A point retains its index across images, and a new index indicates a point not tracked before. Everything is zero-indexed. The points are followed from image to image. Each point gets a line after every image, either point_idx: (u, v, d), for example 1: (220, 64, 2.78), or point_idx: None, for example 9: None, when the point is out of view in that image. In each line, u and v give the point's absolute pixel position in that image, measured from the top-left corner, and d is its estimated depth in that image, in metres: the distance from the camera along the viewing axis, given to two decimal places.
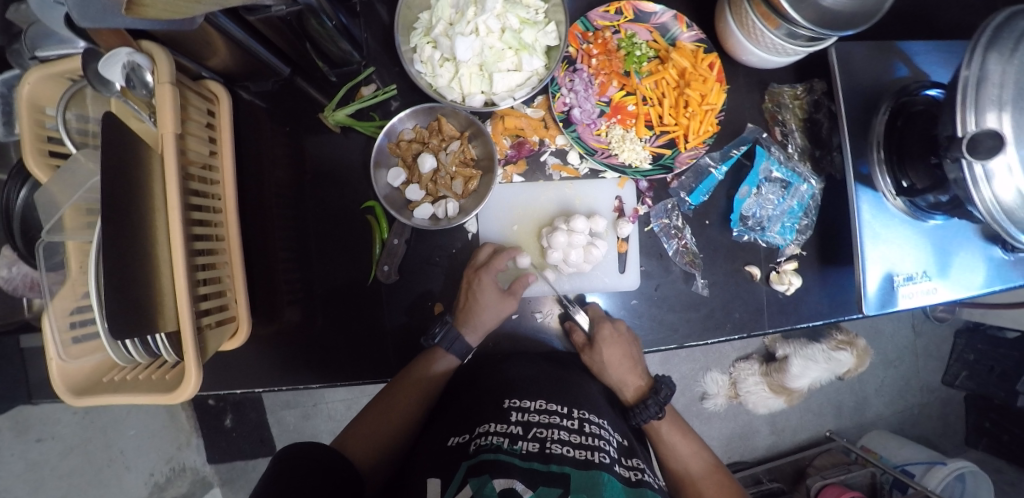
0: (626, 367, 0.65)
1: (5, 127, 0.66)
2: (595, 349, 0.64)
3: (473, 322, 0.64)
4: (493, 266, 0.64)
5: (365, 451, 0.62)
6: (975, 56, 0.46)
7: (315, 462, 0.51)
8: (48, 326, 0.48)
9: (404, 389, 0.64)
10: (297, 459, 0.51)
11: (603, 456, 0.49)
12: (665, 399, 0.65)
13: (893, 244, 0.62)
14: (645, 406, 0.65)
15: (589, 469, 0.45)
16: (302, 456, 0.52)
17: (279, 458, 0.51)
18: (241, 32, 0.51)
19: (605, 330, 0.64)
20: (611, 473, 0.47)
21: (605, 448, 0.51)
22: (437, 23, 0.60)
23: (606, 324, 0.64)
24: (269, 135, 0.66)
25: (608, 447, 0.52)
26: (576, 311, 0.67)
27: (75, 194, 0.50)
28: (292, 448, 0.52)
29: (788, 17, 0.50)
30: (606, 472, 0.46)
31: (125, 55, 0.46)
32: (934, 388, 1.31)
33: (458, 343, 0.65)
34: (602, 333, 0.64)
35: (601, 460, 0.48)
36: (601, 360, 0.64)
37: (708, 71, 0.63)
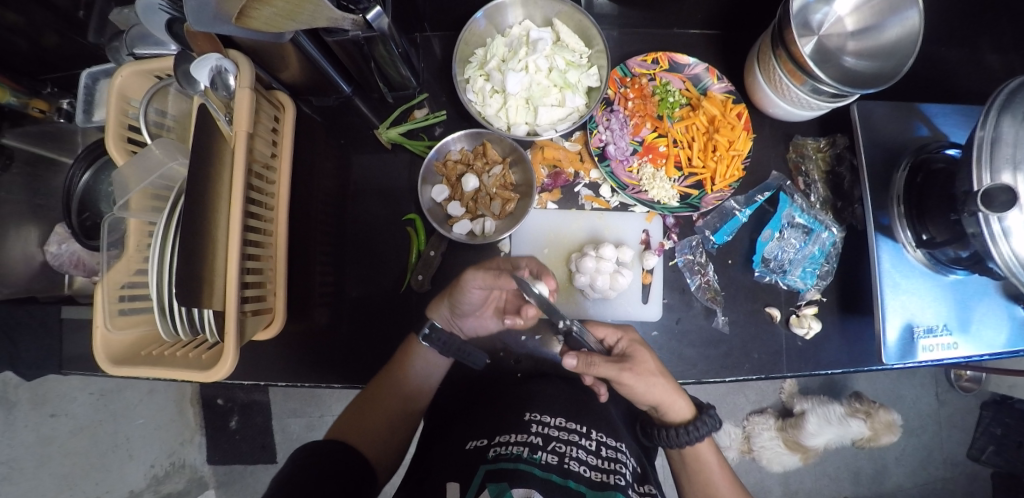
0: (665, 385, 0.57)
1: (85, 115, 0.73)
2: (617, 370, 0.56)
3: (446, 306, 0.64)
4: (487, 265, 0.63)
5: (369, 442, 0.61)
6: (988, 119, 0.50)
7: (323, 465, 0.51)
8: (100, 298, 0.52)
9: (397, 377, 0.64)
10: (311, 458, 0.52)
11: (619, 479, 0.49)
12: (701, 429, 0.58)
13: (912, 295, 0.63)
14: (676, 431, 0.58)
15: (605, 490, 0.46)
16: (308, 462, 0.51)
17: (298, 457, 0.52)
18: (315, 50, 0.57)
19: (639, 355, 0.58)
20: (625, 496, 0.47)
21: (621, 471, 0.51)
22: (491, 58, 0.66)
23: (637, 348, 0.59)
24: (323, 145, 0.72)
25: (625, 470, 0.52)
26: (588, 337, 0.61)
27: (147, 178, 0.56)
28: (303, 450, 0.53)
29: (814, 75, 0.55)
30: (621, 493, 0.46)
31: (214, 59, 0.53)
32: (959, 462, 1.25)
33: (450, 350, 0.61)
34: (633, 351, 0.59)
35: (617, 482, 0.48)
36: (641, 380, 0.55)
37: (737, 120, 0.68)
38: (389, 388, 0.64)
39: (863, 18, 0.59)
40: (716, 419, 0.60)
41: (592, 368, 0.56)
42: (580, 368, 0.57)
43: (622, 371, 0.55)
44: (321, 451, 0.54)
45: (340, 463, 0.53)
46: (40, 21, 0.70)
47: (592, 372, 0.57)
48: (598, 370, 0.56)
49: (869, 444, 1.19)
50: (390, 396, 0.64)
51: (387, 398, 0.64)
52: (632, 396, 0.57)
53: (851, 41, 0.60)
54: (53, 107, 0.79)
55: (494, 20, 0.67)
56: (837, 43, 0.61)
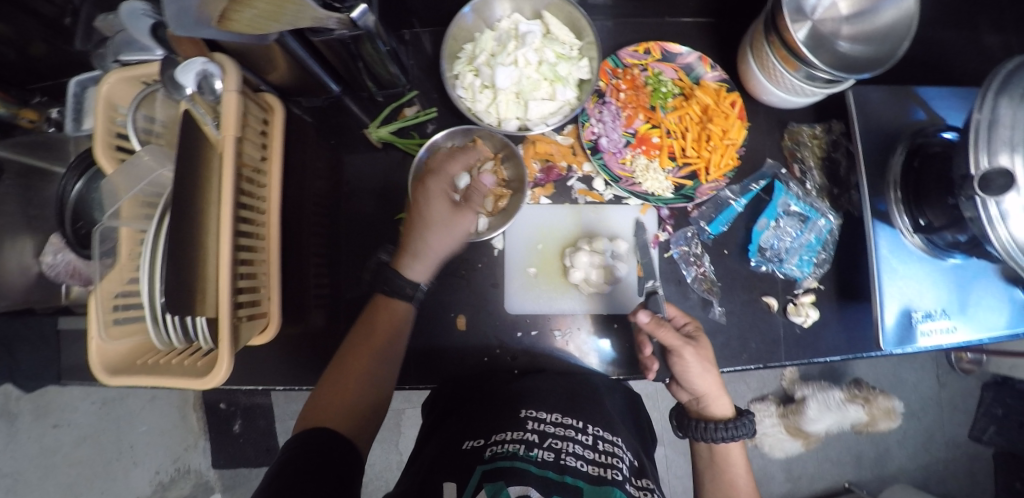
0: (715, 375, 0.58)
1: (75, 123, 0.72)
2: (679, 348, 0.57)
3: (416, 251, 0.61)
4: (444, 168, 0.62)
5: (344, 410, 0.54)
6: (987, 100, 0.49)
7: (303, 458, 0.45)
8: (95, 308, 0.51)
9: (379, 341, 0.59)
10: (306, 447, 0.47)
11: (616, 473, 0.48)
12: (738, 430, 0.58)
13: (910, 280, 0.63)
14: (714, 427, 0.58)
15: (601, 484, 0.45)
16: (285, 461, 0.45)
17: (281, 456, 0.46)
18: (302, 51, 0.56)
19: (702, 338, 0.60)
20: (623, 490, 0.46)
21: (619, 466, 0.50)
22: (480, 53, 0.66)
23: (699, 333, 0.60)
24: (314, 146, 0.71)
25: (622, 464, 0.51)
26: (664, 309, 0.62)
27: (136, 186, 0.56)
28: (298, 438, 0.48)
29: (807, 61, 0.54)
30: (618, 488, 0.46)
31: (201, 64, 0.52)
32: (961, 444, 1.25)
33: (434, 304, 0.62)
34: (699, 336, 0.60)
35: (614, 476, 0.48)
36: (698, 362, 0.57)
37: (730, 109, 0.67)
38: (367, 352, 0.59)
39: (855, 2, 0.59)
40: (753, 424, 0.59)
41: (658, 333, 0.57)
42: (648, 329, 0.58)
43: (686, 344, 0.56)
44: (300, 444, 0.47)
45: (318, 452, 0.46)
46: (28, 31, 0.71)
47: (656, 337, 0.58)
48: (663, 335, 0.57)
49: (867, 429, 1.20)
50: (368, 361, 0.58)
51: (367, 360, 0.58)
52: (683, 375, 0.58)
53: (844, 26, 0.59)
54: (43, 117, 0.78)
55: (483, 14, 0.66)
56: (831, 27, 0.59)
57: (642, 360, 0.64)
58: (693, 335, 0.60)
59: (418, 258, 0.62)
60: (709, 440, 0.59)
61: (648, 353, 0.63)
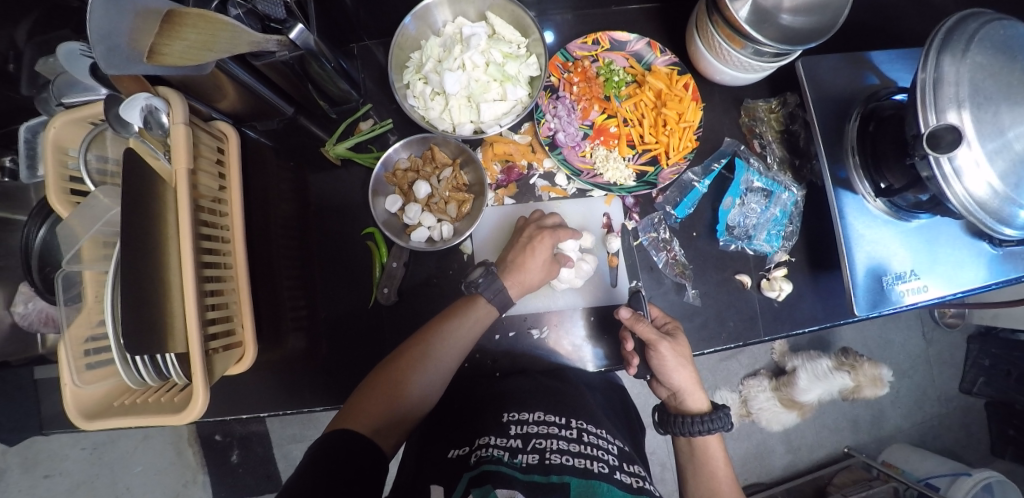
0: (690, 370, 0.60)
1: (29, 171, 0.71)
2: (657, 343, 0.58)
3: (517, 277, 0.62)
4: (558, 232, 0.64)
5: (379, 405, 0.53)
6: (930, 60, 0.50)
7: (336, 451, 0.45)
8: (64, 355, 0.51)
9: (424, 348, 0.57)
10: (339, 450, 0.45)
11: (601, 466, 0.48)
12: (715, 425, 0.59)
13: (878, 244, 0.63)
14: (691, 421, 0.59)
15: (589, 479, 0.45)
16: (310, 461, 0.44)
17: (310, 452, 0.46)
18: (248, 75, 0.55)
19: (677, 332, 0.61)
20: (611, 483, 0.46)
21: (603, 458, 0.50)
22: (428, 60, 0.65)
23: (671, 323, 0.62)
24: (275, 170, 0.71)
25: (608, 455, 0.51)
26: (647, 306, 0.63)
27: (93, 226, 0.54)
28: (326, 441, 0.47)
29: (751, 38, 0.54)
30: (606, 483, 0.46)
31: (143, 99, 0.51)
32: (953, 397, 1.27)
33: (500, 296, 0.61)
34: (676, 332, 0.61)
35: (600, 470, 0.48)
36: (674, 356, 0.59)
37: (683, 91, 0.67)
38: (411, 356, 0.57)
39: None
40: (729, 417, 0.60)
41: (635, 327, 0.59)
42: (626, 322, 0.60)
43: (662, 337, 0.58)
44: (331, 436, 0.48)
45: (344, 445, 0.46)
46: None
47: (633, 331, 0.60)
48: (642, 329, 0.59)
49: (855, 397, 1.20)
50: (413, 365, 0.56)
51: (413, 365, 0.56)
52: (660, 369, 0.60)
53: None
54: None
55: (426, 21, 0.66)
56: (774, 1, 0.59)
57: (625, 354, 0.64)
58: (669, 330, 0.61)
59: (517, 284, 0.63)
60: (686, 435, 0.60)
61: (630, 349, 0.63)
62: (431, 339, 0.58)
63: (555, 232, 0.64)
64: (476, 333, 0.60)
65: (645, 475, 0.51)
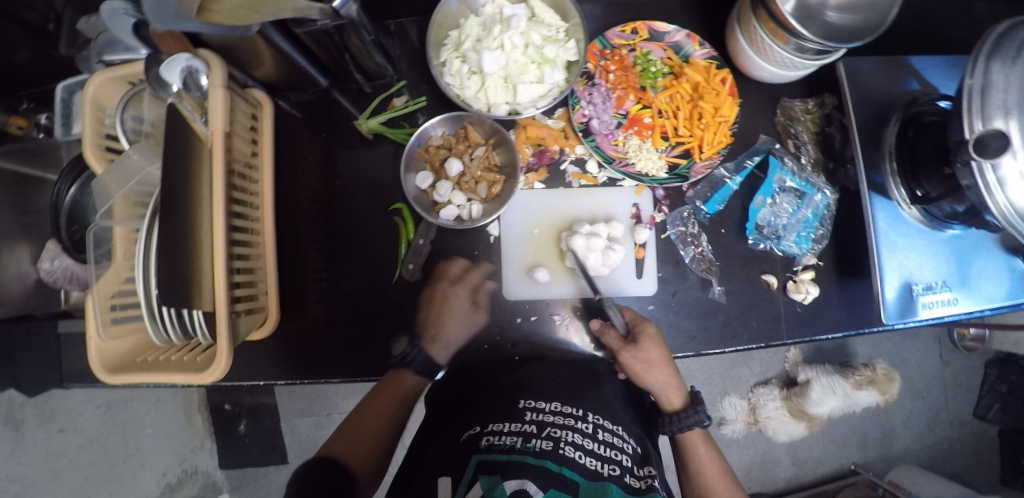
0: (660, 371, 0.62)
1: (64, 129, 0.72)
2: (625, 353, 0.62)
3: (441, 338, 0.67)
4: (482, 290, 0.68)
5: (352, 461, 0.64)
6: (977, 66, 0.48)
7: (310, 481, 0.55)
8: (91, 308, 0.51)
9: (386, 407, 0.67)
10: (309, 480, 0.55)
11: (612, 468, 0.50)
12: (698, 418, 0.63)
13: (910, 253, 0.62)
14: (680, 417, 0.63)
15: (598, 480, 0.47)
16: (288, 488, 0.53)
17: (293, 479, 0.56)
18: (286, 43, 0.56)
19: (647, 328, 0.64)
20: (617, 485, 0.48)
21: (617, 458, 0.52)
22: (466, 39, 0.65)
23: (644, 323, 0.64)
24: (305, 142, 0.71)
25: (621, 457, 0.52)
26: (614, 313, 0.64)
27: (127, 184, 0.54)
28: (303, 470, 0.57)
29: (796, 33, 0.53)
30: (614, 484, 0.47)
31: (185, 60, 0.51)
32: (966, 422, 1.25)
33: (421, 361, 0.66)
34: (643, 338, 0.63)
35: (611, 472, 0.49)
36: (637, 363, 0.62)
37: (721, 85, 0.67)
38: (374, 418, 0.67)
39: None
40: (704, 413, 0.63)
41: (604, 337, 0.64)
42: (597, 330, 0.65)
43: (624, 348, 0.61)
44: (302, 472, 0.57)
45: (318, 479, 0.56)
46: (15, 39, 0.69)
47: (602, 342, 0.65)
48: (608, 337, 0.63)
49: (885, 397, 1.18)
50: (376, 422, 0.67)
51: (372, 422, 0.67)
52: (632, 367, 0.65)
53: None
54: (32, 122, 0.78)
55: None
56: None
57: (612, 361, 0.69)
58: (634, 336, 0.63)
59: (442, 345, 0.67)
60: (677, 432, 0.64)
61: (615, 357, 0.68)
62: (388, 404, 0.67)
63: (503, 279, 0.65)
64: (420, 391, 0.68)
65: (658, 476, 0.51)
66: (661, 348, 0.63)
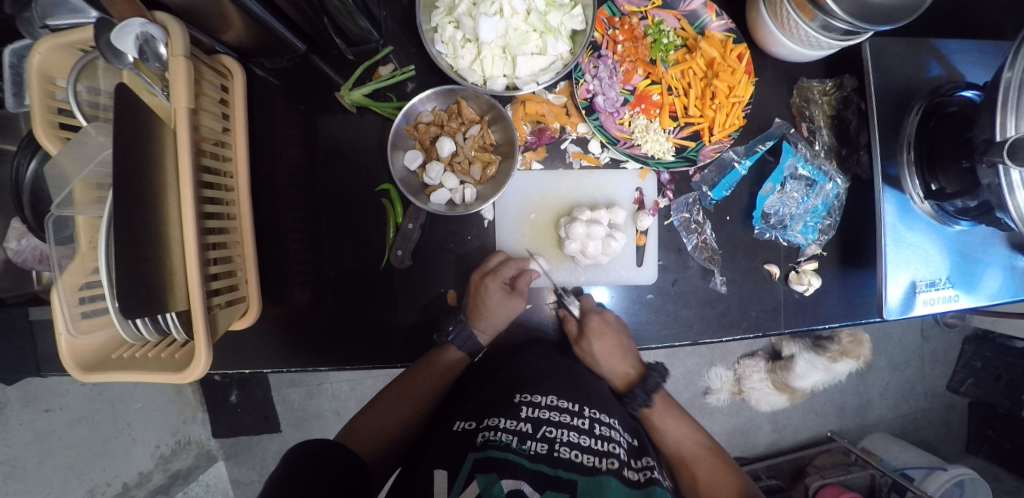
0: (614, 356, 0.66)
1: (16, 99, 0.65)
2: (584, 341, 0.65)
3: (484, 323, 0.66)
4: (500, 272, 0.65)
5: (368, 446, 0.62)
6: (1020, 55, 0.42)
7: (317, 452, 0.54)
8: (57, 302, 0.47)
9: (417, 390, 0.66)
10: (304, 458, 0.52)
11: (611, 462, 0.49)
12: (654, 385, 0.69)
13: (916, 251, 0.60)
14: (636, 393, 0.68)
15: (597, 475, 0.46)
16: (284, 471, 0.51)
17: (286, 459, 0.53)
18: (257, 6, 0.49)
19: (594, 322, 0.65)
20: (617, 478, 0.47)
21: (615, 452, 0.51)
22: (460, 2, 0.59)
23: (595, 316, 0.65)
24: (283, 114, 0.65)
25: (619, 450, 0.52)
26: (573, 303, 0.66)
27: (85, 167, 0.49)
28: (298, 449, 0.54)
29: (826, 8, 0.48)
30: (613, 478, 0.47)
31: (139, 25, 0.45)
32: (939, 394, 1.30)
33: (469, 342, 0.66)
34: (592, 331, 0.65)
35: (609, 466, 0.48)
36: (587, 353, 0.66)
37: (737, 62, 0.62)
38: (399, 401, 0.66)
39: None
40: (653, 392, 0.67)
41: (564, 325, 0.67)
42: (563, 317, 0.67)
43: (578, 338, 0.65)
44: (308, 444, 0.55)
45: (330, 453, 0.55)
46: None
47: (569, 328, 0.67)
48: (569, 326, 0.66)
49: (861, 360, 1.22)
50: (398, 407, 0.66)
51: (401, 408, 0.66)
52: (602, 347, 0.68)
53: None
54: None
55: None
56: None
57: None
58: (584, 329, 0.65)
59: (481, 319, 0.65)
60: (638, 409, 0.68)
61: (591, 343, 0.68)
62: (409, 392, 0.66)
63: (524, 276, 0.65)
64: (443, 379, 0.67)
65: (656, 467, 0.52)
66: (622, 334, 0.64)
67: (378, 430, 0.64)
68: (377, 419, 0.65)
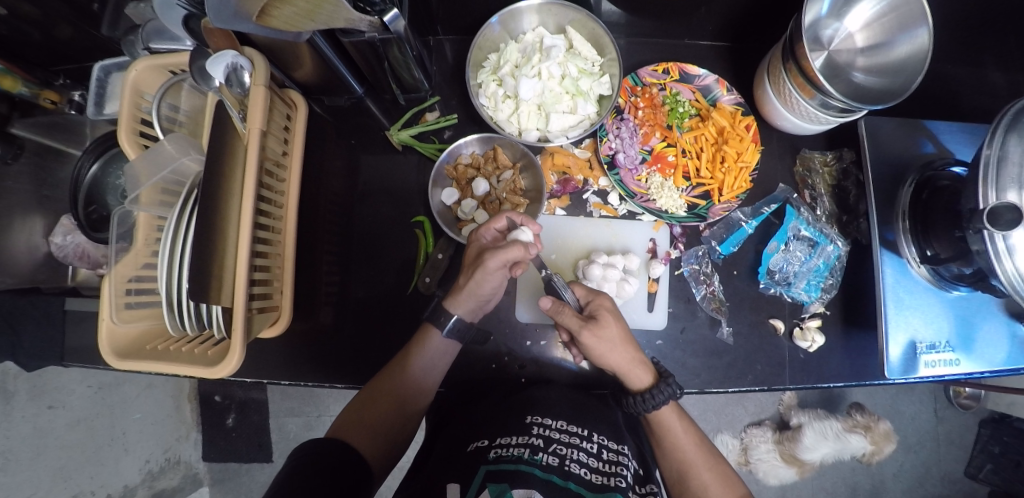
0: (626, 350, 0.58)
1: (96, 107, 0.73)
2: (595, 326, 0.57)
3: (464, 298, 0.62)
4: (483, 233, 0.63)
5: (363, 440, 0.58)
6: (995, 137, 0.48)
7: (308, 470, 0.49)
8: (108, 290, 0.51)
9: (405, 379, 0.61)
10: (310, 467, 0.50)
11: (619, 481, 0.51)
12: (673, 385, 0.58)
13: (916, 312, 0.63)
14: (650, 394, 0.57)
15: (604, 493, 0.48)
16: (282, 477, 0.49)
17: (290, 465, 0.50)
18: (330, 49, 0.57)
19: (596, 303, 0.61)
20: None
21: (624, 474, 0.52)
22: (505, 64, 0.68)
23: (596, 298, 0.62)
24: (333, 145, 0.72)
25: (627, 472, 0.53)
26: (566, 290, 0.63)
27: (158, 174, 0.55)
28: (303, 452, 0.52)
29: (823, 89, 0.55)
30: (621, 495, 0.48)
31: (231, 57, 0.52)
32: (957, 480, 1.25)
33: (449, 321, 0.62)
34: (600, 312, 0.59)
35: (618, 484, 0.50)
36: (601, 342, 0.56)
37: (745, 132, 0.69)
38: (388, 397, 0.60)
39: (873, 35, 0.61)
40: (669, 389, 0.58)
41: (559, 317, 0.57)
42: (550, 313, 0.58)
43: (583, 328, 0.56)
44: (302, 459, 0.51)
45: (325, 469, 0.50)
46: (54, 13, 0.70)
47: (559, 322, 0.58)
48: (563, 317, 0.57)
49: (873, 455, 1.19)
50: (384, 408, 0.60)
51: (388, 403, 0.60)
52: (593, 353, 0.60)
53: (860, 58, 0.62)
54: (65, 99, 0.80)
55: (510, 26, 0.68)
56: (847, 58, 0.63)
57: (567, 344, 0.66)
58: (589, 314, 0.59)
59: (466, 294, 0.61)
60: (648, 411, 0.58)
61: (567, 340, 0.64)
62: (401, 383, 0.61)
63: (504, 249, 0.58)
64: (436, 366, 0.62)
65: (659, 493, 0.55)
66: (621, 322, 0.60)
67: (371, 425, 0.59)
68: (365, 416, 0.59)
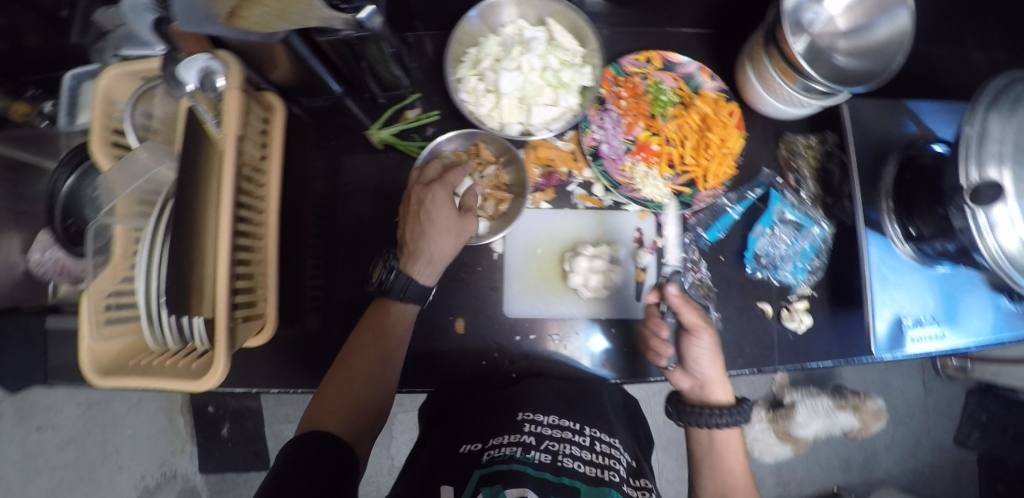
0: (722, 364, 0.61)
1: (69, 118, 0.72)
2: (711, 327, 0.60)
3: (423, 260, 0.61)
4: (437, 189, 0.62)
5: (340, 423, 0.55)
6: (976, 114, 0.48)
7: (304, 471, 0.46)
8: (86, 307, 0.49)
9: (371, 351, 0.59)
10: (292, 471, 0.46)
11: (612, 474, 0.50)
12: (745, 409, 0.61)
13: (901, 291, 0.63)
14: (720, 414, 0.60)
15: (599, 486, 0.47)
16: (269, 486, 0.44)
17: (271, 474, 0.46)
18: (306, 50, 0.56)
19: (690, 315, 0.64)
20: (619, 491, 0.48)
21: (615, 467, 0.52)
22: (485, 58, 0.68)
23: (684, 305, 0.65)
24: (314, 147, 0.71)
25: (619, 466, 0.53)
26: None
27: (134, 184, 0.54)
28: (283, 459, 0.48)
29: (805, 73, 0.55)
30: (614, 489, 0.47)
31: (202, 60, 0.51)
32: (946, 448, 1.27)
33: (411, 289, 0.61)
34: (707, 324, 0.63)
35: (612, 478, 0.49)
36: (712, 348, 0.59)
37: (728, 118, 0.69)
38: (361, 375, 0.59)
39: (853, 17, 0.62)
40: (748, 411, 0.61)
41: (686, 310, 0.58)
42: (676, 306, 0.59)
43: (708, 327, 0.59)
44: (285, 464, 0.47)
45: (319, 472, 0.46)
46: (23, 22, 0.69)
47: (681, 314, 0.59)
48: (688, 313, 0.58)
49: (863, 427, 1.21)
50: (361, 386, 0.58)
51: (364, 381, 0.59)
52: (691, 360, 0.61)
53: (841, 40, 0.63)
54: (35, 110, 0.76)
55: (489, 19, 0.68)
56: (828, 41, 0.63)
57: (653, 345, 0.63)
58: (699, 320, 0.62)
59: (421, 260, 0.61)
60: (704, 425, 0.60)
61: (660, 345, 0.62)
62: (367, 352, 0.60)
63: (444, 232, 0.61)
64: (397, 331, 0.62)
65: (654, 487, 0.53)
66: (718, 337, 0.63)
67: (346, 405, 0.56)
68: (343, 407, 0.56)
